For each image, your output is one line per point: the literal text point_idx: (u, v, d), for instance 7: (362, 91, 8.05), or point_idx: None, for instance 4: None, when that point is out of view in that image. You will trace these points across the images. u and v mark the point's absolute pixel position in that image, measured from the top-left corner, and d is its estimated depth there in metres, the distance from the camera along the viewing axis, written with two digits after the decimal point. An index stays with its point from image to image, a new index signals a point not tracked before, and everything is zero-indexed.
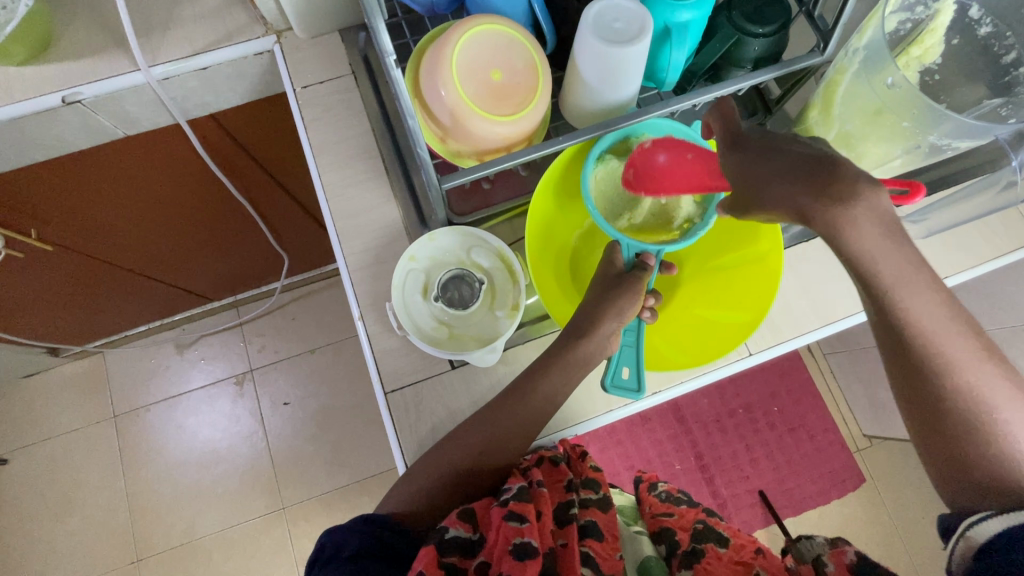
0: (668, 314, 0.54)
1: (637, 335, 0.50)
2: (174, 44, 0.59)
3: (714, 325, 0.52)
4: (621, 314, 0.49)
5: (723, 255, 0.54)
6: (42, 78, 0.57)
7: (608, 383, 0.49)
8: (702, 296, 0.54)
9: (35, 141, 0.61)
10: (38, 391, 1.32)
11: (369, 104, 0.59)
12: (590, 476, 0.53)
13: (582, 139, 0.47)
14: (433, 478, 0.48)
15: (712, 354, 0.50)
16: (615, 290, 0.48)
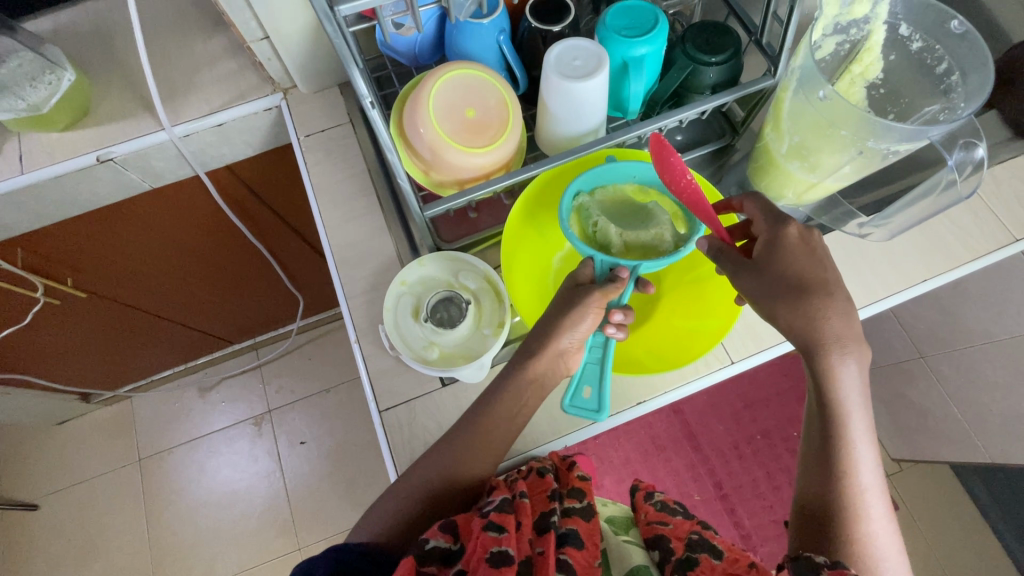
0: (651, 325, 0.56)
1: (604, 349, 0.52)
2: (193, 105, 0.66)
3: (687, 333, 0.54)
4: (567, 330, 0.50)
5: (699, 267, 0.57)
6: (81, 141, 0.65)
7: (568, 402, 0.52)
8: (673, 309, 0.56)
9: (73, 197, 0.69)
10: (69, 438, 1.39)
11: (365, 150, 0.65)
12: (576, 486, 0.54)
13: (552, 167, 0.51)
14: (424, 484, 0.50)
15: (686, 357, 0.52)
16: (568, 304, 0.50)
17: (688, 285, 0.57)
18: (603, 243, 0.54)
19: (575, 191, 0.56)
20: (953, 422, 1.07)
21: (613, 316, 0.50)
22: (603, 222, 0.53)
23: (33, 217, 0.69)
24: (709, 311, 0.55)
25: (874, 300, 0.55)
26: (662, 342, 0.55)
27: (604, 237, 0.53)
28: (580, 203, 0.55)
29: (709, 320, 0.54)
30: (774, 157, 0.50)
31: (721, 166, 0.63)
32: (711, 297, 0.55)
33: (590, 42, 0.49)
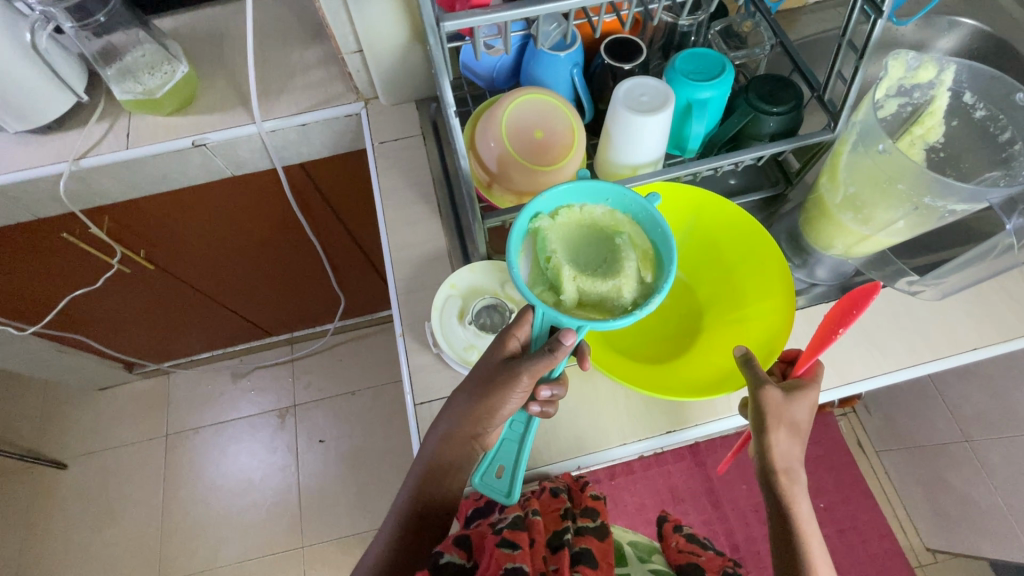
0: (691, 358, 0.57)
1: (526, 426, 0.53)
2: (283, 105, 0.73)
3: (723, 368, 0.54)
4: (492, 411, 0.49)
5: (743, 305, 0.57)
6: (182, 126, 0.72)
7: (477, 480, 0.54)
8: (718, 345, 0.57)
9: (163, 175, 0.76)
10: (107, 405, 1.45)
11: (434, 162, 0.69)
12: (590, 507, 0.60)
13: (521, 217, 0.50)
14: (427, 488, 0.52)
15: (716, 389, 0.52)
16: (494, 383, 0.48)
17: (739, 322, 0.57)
18: (552, 281, 0.49)
19: (534, 212, 0.50)
20: (996, 515, 1.01)
21: (537, 393, 0.51)
22: (557, 259, 0.48)
23: (128, 188, 0.76)
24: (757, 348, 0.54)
25: (917, 361, 0.54)
26: (704, 374, 0.54)
27: (555, 276, 0.48)
28: (537, 228, 0.50)
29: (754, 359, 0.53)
30: (828, 207, 0.51)
31: (771, 213, 0.64)
32: (761, 337, 0.54)
33: (658, 82, 0.52)
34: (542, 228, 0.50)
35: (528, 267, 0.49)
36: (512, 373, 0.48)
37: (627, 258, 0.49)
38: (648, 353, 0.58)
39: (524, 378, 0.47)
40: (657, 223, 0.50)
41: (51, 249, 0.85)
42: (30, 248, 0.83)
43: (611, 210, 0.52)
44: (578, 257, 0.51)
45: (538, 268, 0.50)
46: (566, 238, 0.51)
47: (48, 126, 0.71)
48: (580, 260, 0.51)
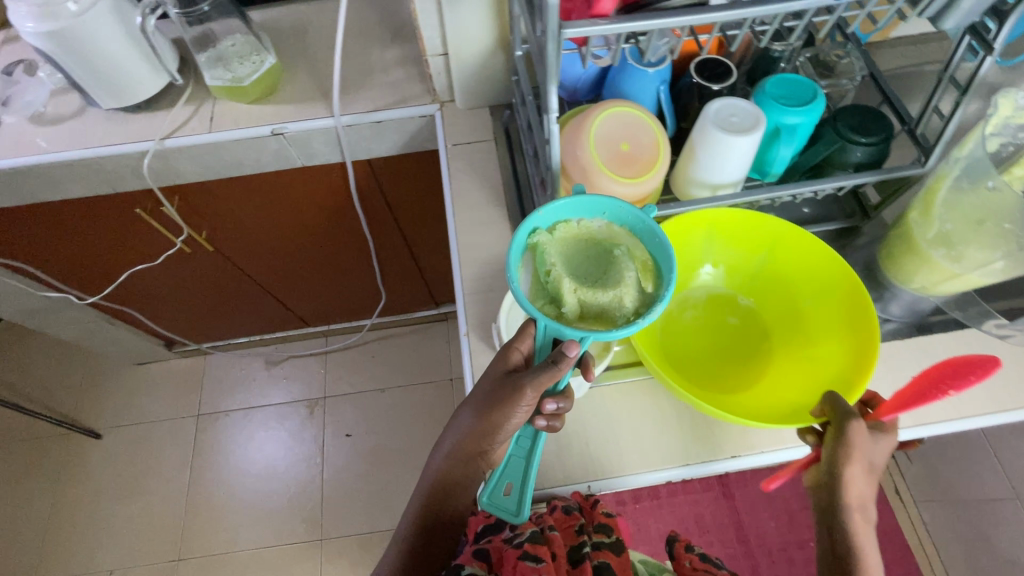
0: (760, 392, 0.56)
1: (532, 442, 0.52)
2: (361, 102, 0.75)
3: (795, 403, 0.53)
4: (496, 427, 0.49)
5: (817, 342, 0.56)
6: (263, 114, 0.75)
7: (484, 501, 0.52)
8: (793, 381, 0.55)
9: (239, 160, 0.78)
10: (144, 380, 1.49)
11: (505, 167, 0.70)
12: (604, 522, 0.58)
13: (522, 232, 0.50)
14: (440, 499, 0.51)
15: (788, 421, 0.51)
16: (497, 400, 0.48)
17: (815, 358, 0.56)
18: (551, 297, 0.49)
19: (533, 228, 0.51)
20: None
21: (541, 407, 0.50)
22: (556, 277, 0.49)
23: (203, 170, 0.79)
24: (838, 382, 0.52)
25: (999, 409, 0.53)
26: (780, 408, 0.52)
27: (556, 289, 0.49)
28: (535, 243, 0.51)
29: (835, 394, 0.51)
30: (916, 242, 0.51)
31: (844, 245, 0.63)
32: (842, 372, 0.52)
33: (750, 104, 0.52)
34: (541, 244, 0.50)
35: (527, 283, 0.50)
36: (513, 387, 0.48)
37: (627, 270, 0.49)
38: (716, 385, 0.56)
39: (528, 394, 0.47)
40: (655, 235, 0.50)
41: (122, 222, 0.88)
42: (103, 218, 0.87)
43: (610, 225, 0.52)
44: (578, 271, 0.51)
45: (538, 282, 0.50)
46: (565, 253, 0.52)
47: (138, 106, 0.74)
48: (581, 274, 0.51)
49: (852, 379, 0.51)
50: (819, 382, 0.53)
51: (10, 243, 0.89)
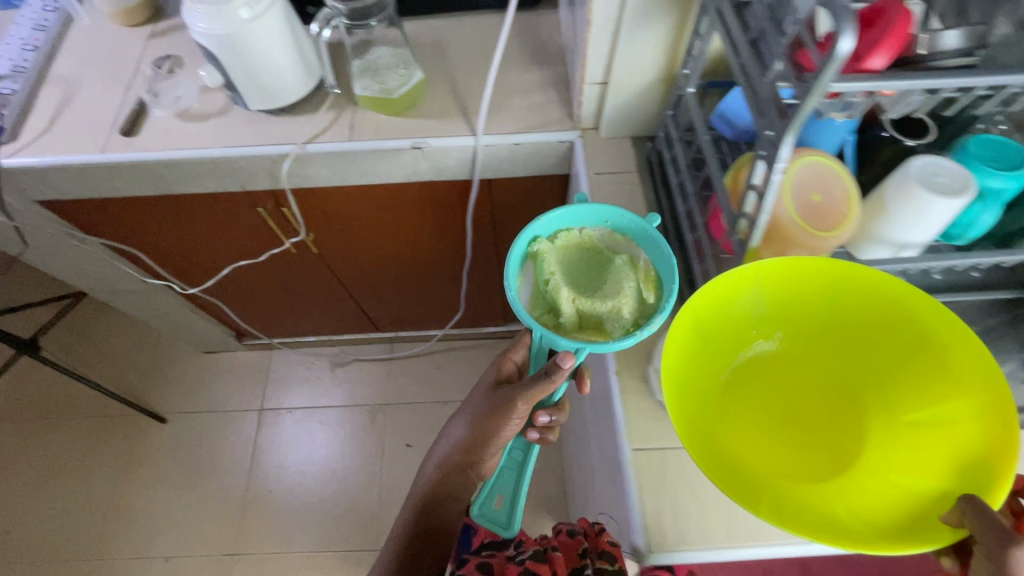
0: (854, 478, 0.48)
1: (524, 452, 0.66)
2: (502, 122, 0.74)
3: (903, 493, 0.45)
4: (495, 433, 0.60)
5: (919, 411, 0.49)
6: (403, 127, 0.74)
7: (478, 512, 0.65)
8: (908, 465, 0.47)
9: (370, 170, 0.78)
10: (211, 369, 1.50)
11: (649, 201, 0.68)
12: (608, 552, 0.60)
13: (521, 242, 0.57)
14: (438, 498, 0.64)
15: (899, 518, 0.43)
16: (497, 408, 0.59)
17: (924, 432, 0.48)
18: (549, 302, 0.55)
19: (534, 236, 0.58)
20: None
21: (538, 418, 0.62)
22: (553, 284, 0.55)
23: (334, 177, 0.79)
24: (973, 466, 0.43)
25: None
26: (899, 502, 0.45)
27: (555, 298, 0.55)
28: (536, 251, 0.57)
29: (972, 487, 0.42)
30: None
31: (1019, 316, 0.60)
32: (971, 448, 0.44)
33: (957, 165, 0.49)
34: (541, 252, 0.57)
35: (529, 291, 0.56)
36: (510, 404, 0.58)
37: (624, 284, 0.55)
38: (810, 477, 0.49)
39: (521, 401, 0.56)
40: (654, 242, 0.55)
41: (237, 219, 0.89)
42: (223, 214, 0.88)
43: (613, 233, 0.59)
44: (575, 278, 0.58)
45: (540, 288, 0.56)
46: (563, 262, 0.58)
47: (281, 109, 0.75)
48: (580, 282, 0.57)
49: (991, 462, 0.42)
50: (943, 461, 0.45)
51: (127, 228, 0.90)
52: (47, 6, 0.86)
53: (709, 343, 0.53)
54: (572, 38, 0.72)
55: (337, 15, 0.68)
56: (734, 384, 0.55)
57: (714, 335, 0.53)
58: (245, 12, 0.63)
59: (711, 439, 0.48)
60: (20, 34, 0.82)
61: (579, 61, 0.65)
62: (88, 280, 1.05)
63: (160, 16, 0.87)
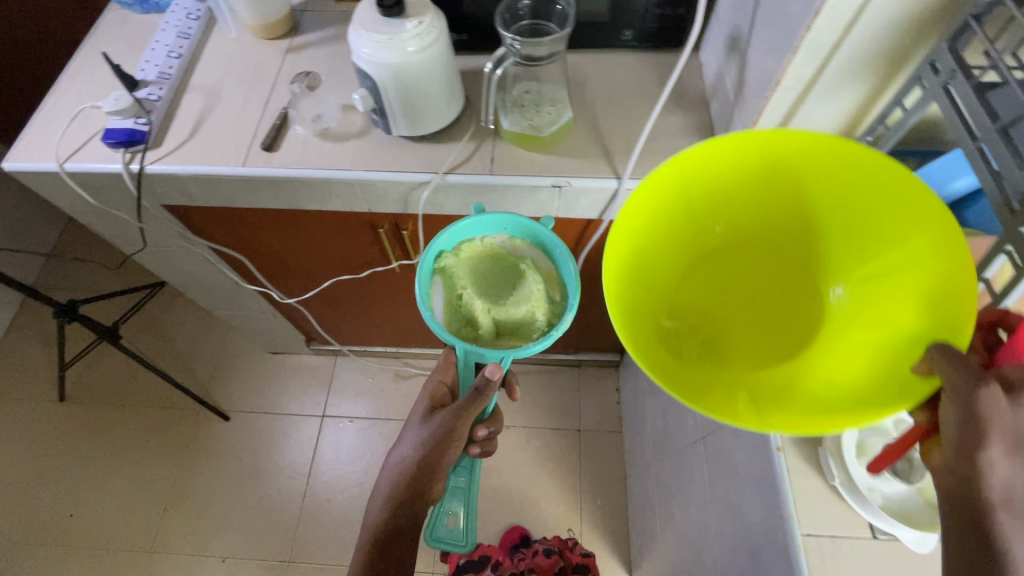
0: (829, 363, 0.54)
1: (470, 468, 0.80)
2: (646, 167, 0.72)
3: (880, 360, 0.49)
4: (448, 443, 0.74)
5: (879, 258, 0.53)
6: (545, 164, 0.73)
7: (433, 536, 0.77)
8: (882, 316, 0.52)
9: (503, 203, 0.77)
10: (275, 369, 1.50)
11: None
12: None
13: (430, 257, 0.70)
14: (401, 527, 0.74)
15: (857, 390, 0.48)
16: (449, 427, 0.74)
17: (889, 279, 0.52)
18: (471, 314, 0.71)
19: (439, 249, 0.71)
20: None
21: (477, 434, 0.80)
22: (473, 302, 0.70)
23: (463, 206, 0.78)
24: (942, 313, 0.46)
25: None
26: (868, 371, 0.49)
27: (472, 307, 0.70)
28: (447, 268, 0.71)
29: (937, 322, 0.46)
30: None
31: None
32: (937, 282, 0.47)
33: None
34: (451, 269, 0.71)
35: (444, 305, 0.71)
36: (454, 431, 0.74)
37: (530, 292, 0.71)
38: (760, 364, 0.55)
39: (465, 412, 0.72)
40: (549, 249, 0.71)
41: (351, 236, 0.89)
42: (339, 230, 0.87)
43: (512, 238, 0.74)
44: (487, 289, 0.73)
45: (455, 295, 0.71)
46: (467, 272, 0.73)
47: (421, 137, 0.75)
48: (489, 291, 0.73)
49: (953, 322, 0.44)
50: (913, 301, 0.49)
51: (239, 235, 0.90)
52: (190, 14, 0.87)
53: (656, 250, 0.59)
54: (728, 88, 0.70)
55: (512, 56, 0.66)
56: (703, 263, 0.63)
57: (661, 242, 0.59)
58: (411, 47, 0.63)
59: (656, 330, 0.54)
60: (164, 40, 0.84)
61: (749, 118, 0.63)
62: (185, 279, 1.07)
63: (298, 31, 0.87)
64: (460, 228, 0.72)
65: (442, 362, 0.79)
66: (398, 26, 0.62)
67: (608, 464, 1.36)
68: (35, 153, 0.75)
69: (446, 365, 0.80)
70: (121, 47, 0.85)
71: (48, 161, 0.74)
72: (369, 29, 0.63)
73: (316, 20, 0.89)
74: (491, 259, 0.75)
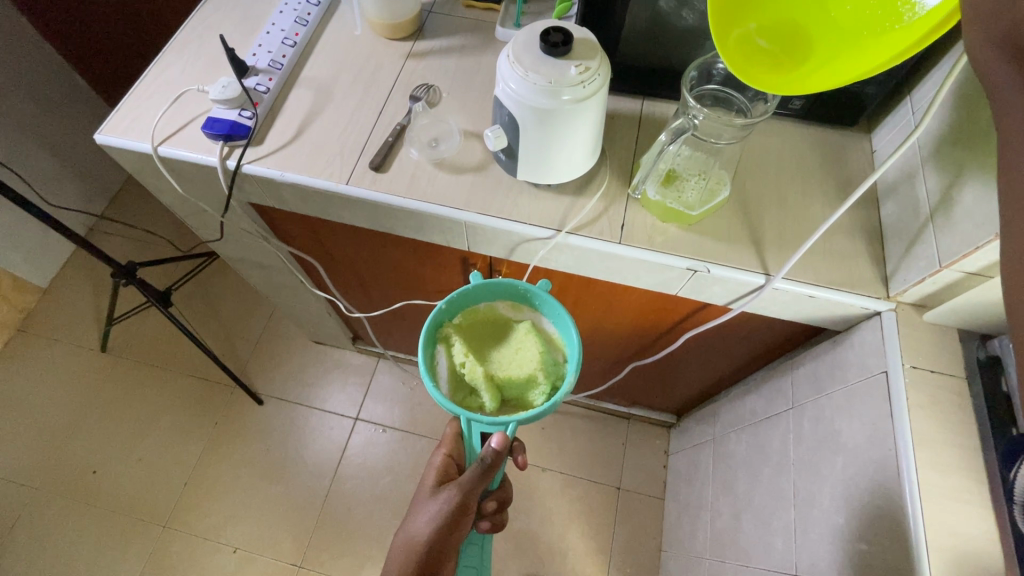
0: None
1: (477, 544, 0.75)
2: (802, 267, 0.63)
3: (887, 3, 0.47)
4: (458, 520, 0.67)
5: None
6: (683, 242, 0.63)
7: None
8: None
9: (622, 272, 0.68)
10: (316, 359, 1.45)
11: (981, 422, 0.55)
12: None
13: (429, 329, 0.64)
14: None
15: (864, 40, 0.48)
16: (458, 504, 0.66)
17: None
18: (473, 385, 0.64)
19: (437, 319, 0.66)
20: None
21: (486, 509, 0.74)
22: (474, 370, 0.63)
23: (576, 266, 0.69)
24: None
25: None
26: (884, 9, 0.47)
27: (471, 377, 0.64)
28: (447, 335, 0.65)
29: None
30: None
31: None
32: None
33: None
34: (452, 336, 0.66)
35: (446, 376, 0.64)
36: (463, 508, 0.67)
37: (530, 347, 0.65)
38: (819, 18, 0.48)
39: (474, 483, 0.65)
40: (550, 305, 0.65)
41: (438, 266, 0.81)
42: (429, 259, 0.79)
43: (513, 304, 0.69)
44: (486, 355, 0.67)
45: (454, 366, 0.64)
46: (467, 339, 0.67)
47: (546, 184, 0.66)
48: (491, 356, 0.66)
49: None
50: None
51: (319, 243, 0.83)
52: None
53: None
54: (917, 193, 0.59)
55: (690, 130, 0.58)
56: None
57: None
58: (567, 95, 0.54)
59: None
60: (280, 24, 0.77)
61: (957, 245, 0.52)
62: (251, 269, 1.01)
63: (422, 35, 0.79)
64: (460, 296, 0.66)
65: (448, 436, 0.76)
66: (561, 68, 0.53)
67: (644, 532, 1.27)
68: (131, 130, 0.69)
69: (452, 438, 0.76)
70: (234, 24, 0.78)
71: (143, 141, 0.68)
72: (526, 65, 0.54)
73: (442, 25, 0.80)
74: (493, 326, 0.69)
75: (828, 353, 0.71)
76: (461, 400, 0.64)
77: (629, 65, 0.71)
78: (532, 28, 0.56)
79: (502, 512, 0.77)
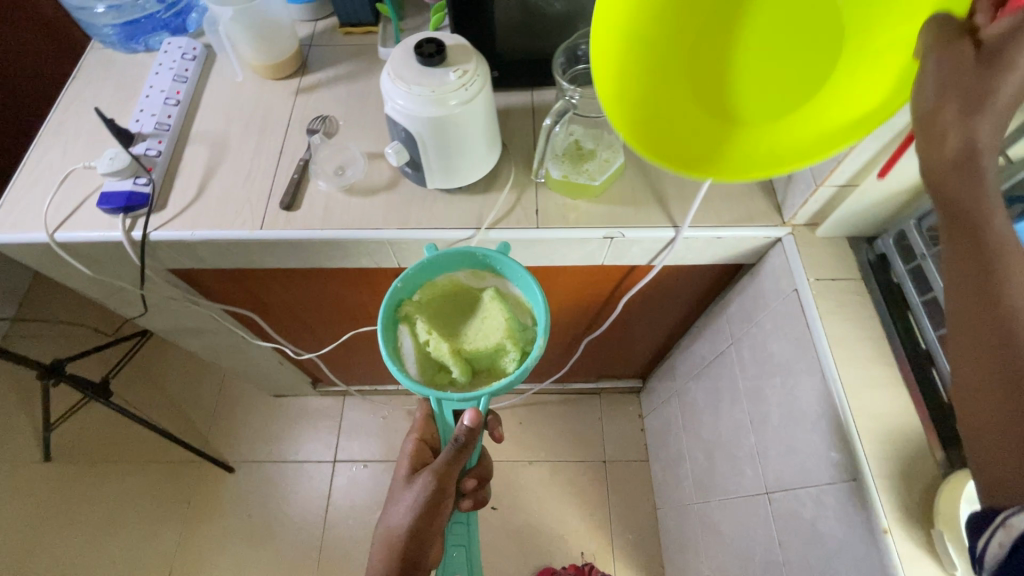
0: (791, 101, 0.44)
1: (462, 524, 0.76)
2: (705, 213, 0.68)
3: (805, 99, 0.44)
4: (437, 502, 0.67)
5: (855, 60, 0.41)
6: (595, 213, 0.67)
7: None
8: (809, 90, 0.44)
9: (549, 254, 0.71)
10: (281, 414, 1.41)
11: (880, 311, 0.62)
12: None
13: (387, 310, 0.62)
14: None
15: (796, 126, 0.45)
16: (437, 488, 0.66)
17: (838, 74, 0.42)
18: (442, 362, 0.62)
19: (397, 298, 0.63)
20: None
21: (467, 487, 0.74)
22: (441, 346, 0.61)
23: None
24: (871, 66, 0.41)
25: None
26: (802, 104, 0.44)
27: (439, 354, 0.62)
28: (408, 314, 0.63)
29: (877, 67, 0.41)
30: None
31: None
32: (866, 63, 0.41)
33: None
34: (414, 314, 0.63)
35: (413, 357, 0.62)
36: (441, 491, 0.67)
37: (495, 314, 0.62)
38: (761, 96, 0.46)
39: (449, 463, 0.65)
40: (510, 265, 0.62)
41: (374, 288, 0.82)
42: (363, 283, 0.80)
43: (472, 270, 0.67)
44: (453, 329, 0.64)
45: (420, 346, 0.62)
46: (431, 315, 0.65)
47: (457, 187, 0.68)
48: (458, 330, 0.64)
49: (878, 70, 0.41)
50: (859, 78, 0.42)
51: (249, 293, 0.82)
52: (185, 53, 0.79)
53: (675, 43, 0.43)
54: None
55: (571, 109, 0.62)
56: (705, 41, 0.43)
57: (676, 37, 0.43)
58: (453, 100, 0.56)
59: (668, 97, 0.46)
60: (159, 84, 0.75)
61: (824, 165, 0.59)
62: (188, 337, 0.98)
63: (307, 70, 0.80)
64: (415, 271, 0.63)
65: (420, 421, 0.77)
66: (441, 76, 0.56)
67: (635, 496, 1.32)
68: (20, 222, 0.66)
69: (423, 423, 0.77)
70: (111, 94, 0.76)
71: (37, 231, 0.66)
72: (407, 80, 0.56)
73: (325, 57, 0.81)
74: (457, 297, 0.67)
75: (750, 285, 0.77)
76: (431, 379, 0.62)
77: (510, 60, 0.74)
78: (406, 45, 0.59)
79: (483, 486, 0.77)
